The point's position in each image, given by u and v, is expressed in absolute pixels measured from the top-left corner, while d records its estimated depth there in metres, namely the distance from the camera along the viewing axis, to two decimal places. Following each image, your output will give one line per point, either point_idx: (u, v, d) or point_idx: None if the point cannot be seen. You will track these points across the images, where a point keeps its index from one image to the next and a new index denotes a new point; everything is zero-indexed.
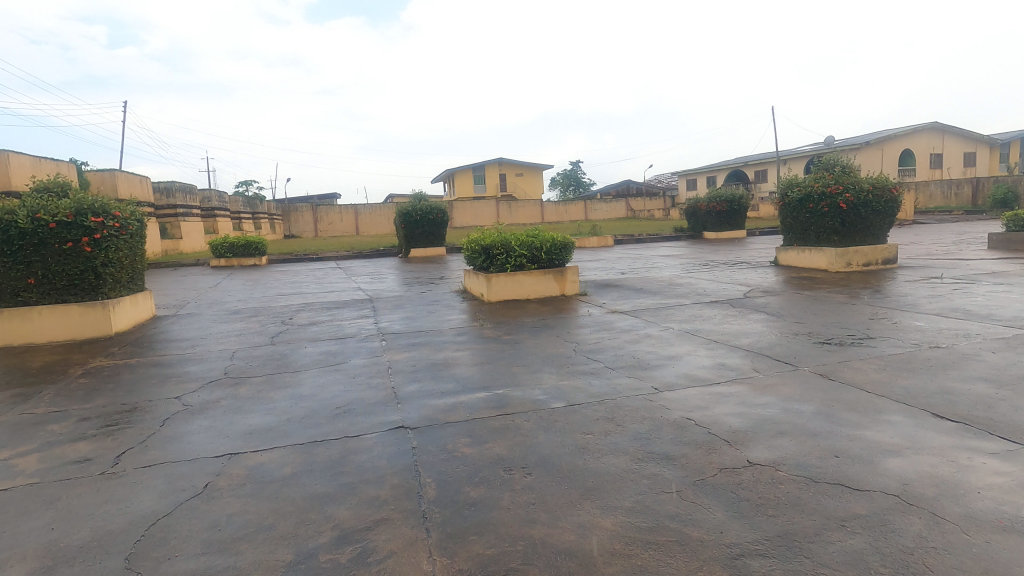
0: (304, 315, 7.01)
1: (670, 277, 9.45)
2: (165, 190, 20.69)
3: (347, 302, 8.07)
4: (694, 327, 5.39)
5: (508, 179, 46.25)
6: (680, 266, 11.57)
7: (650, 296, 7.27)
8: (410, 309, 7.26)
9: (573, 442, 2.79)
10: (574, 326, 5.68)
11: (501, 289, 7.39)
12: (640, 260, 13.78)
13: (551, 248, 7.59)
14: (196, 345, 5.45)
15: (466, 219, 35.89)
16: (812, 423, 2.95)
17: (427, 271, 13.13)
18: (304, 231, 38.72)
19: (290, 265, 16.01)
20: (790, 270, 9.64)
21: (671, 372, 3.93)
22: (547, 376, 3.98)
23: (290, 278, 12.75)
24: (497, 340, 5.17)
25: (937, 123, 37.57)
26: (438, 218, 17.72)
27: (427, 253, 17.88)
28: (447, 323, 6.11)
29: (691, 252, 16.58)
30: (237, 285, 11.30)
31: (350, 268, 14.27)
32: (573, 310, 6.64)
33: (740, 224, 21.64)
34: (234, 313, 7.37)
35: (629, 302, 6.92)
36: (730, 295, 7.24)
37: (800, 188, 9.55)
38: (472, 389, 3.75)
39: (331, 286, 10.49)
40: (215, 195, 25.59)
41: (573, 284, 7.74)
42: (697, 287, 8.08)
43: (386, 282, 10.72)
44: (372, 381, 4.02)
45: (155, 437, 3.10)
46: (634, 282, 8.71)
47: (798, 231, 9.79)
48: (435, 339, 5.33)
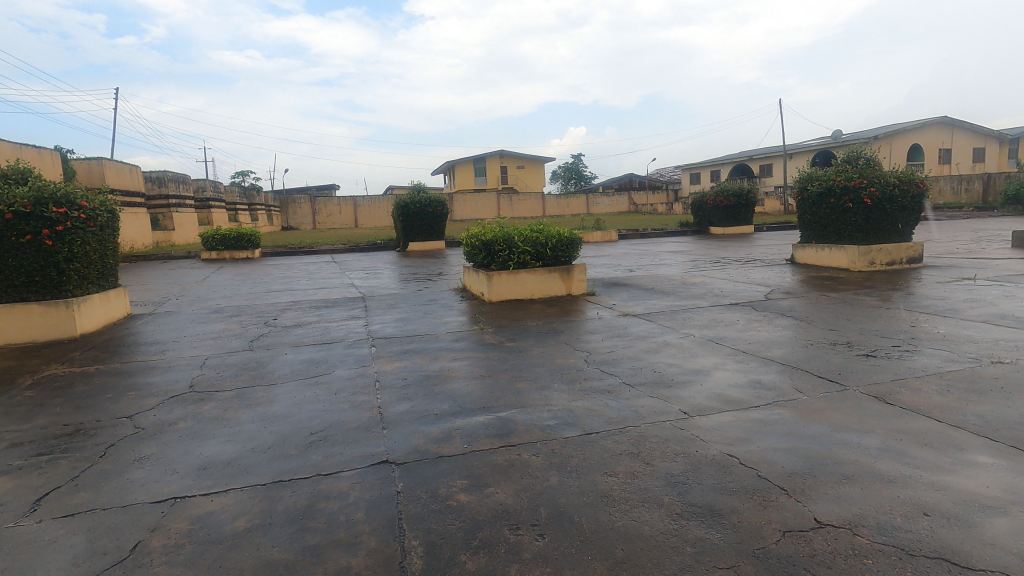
0: (290, 315, 6.50)
1: (681, 275, 8.94)
2: (157, 180, 20.12)
3: (338, 300, 7.55)
4: (717, 335, 4.88)
5: (509, 171, 45.59)
6: (690, 263, 11.05)
7: (664, 297, 6.76)
8: (405, 309, 6.75)
9: (594, 489, 2.29)
10: (583, 332, 5.16)
11: (503, 288, 6.87)
12: (647, 256, 13.26)
13: (556, 244, 7.07)
14: (166, 351, 4.94)
15: (466, 212, 35.28)
16: (882, 463, 2.44)
17: (425, 266, 12.59)
18: (302, 223, 38.13)
19: (284, 258, 15.47)
20: (808, 269, 9.12)
21: (700, 392, 3.42)
22: (556, 395, 3.47)
23: (281, 273, 12.22)
24: (498, 348, 4.66)
25: (946, 117, 36.92)
26: (437, 211, 17.18)
27: (425, 247, 17.35)
28: (444, 327, 5.60)
29: (699, 247, 16.06)
30: (225, 280, 10.79)
31: (345, 262, 13.73)
32: (581, 312, 6.13)
33: (747, 219, 21.07)
34: (215, 312, 6.86)
35: (641, 304, 6.40)
36: (749, 297, 6.72)
37: (821, 182, 9.02)
38: (470, 411, 3.24)
39: (323, 282, 9.97)
40: (210, 186, 25.05)
41: (580, 283, 7.22)
42: (712, 286, 7.57)
43: (381, 278, 10.21)
44: (356, 399, 3.52)
45: (88, 473, 2.59)
46: (644, 280, 8.20)
47: (817, 227, 9.27)
48: (430, 345, 4.82)
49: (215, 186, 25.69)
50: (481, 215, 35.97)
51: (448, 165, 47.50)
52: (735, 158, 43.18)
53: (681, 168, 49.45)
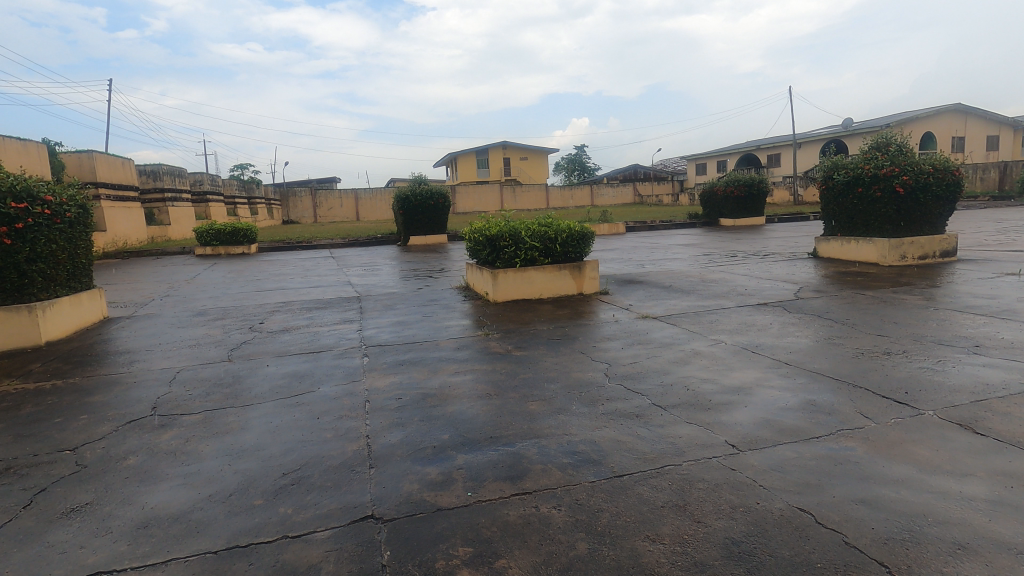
0: (279, 318, 6.00)
1: (698, 271, 8.39)
2: (151, 173, 19.60)
3: (332, 300, 7.04)
4: (751, 341, 4.35)
5: (512, 163, 44.91)
6: (705, 257, 10.49)
7: (684, 296, 6.23)
8: (404, 309, 6.24)
9: (635, 562, 1.78)
10: (599, 338, 4.64)
11: (510, 287, 6.36)
12: (657, 249, 12.73)
13: (566, 238, 6.54)
14: (136, 362, 4.44)
15: (469, 205, 34.69)
16: (1000, 524, 1.91)
17: (426, 261, 12.06)
18: (302, 216, 37.62)
19: (281, 253, 14.97)
20: (834, 264, 8.56)
21: (746, 416, 2.89)
22: (575, 420, 2.96)
23: (276, 269, 11.72)
24: (506, 358, 4.15)
25: (960, 104, 36.06)
26: (439, 203, 16.65)
27: (427, 241, 16.83)
28: (445, 332, 5.08)
29: (710, 240, 15.50)
30: (217, 278, 10.30)
31: (343, 258, 13.22)
32: (594, 314, 5.60)
33: (759, 210, 20.46)
34: (199, 315, 6.36)
35: (660, 304, 5.87)
36: (776, 295, 6.19)
37: (847, 170, 8.45)
38: (474, 442, 2.73)
39: (319, 279, 9.46)
40: (207, 179, 24.58)
41: (592, 281, 6.68)
42: (734, 283, 7.04)
43: (380, 276, 9.68)
44: (341, 425, 3.00)
45: (4, 532, 2.10)
46: (660, 277, 7.67)
47: (843, 219, 8.70)
48: (429, 355, 4.31)
49: (213, 179, 25.16)
50: (484, 208, 35.38)
51: (451, 156, 46.84)
52: (742, 148, 42.39)
53: (687, 158, 48.69)
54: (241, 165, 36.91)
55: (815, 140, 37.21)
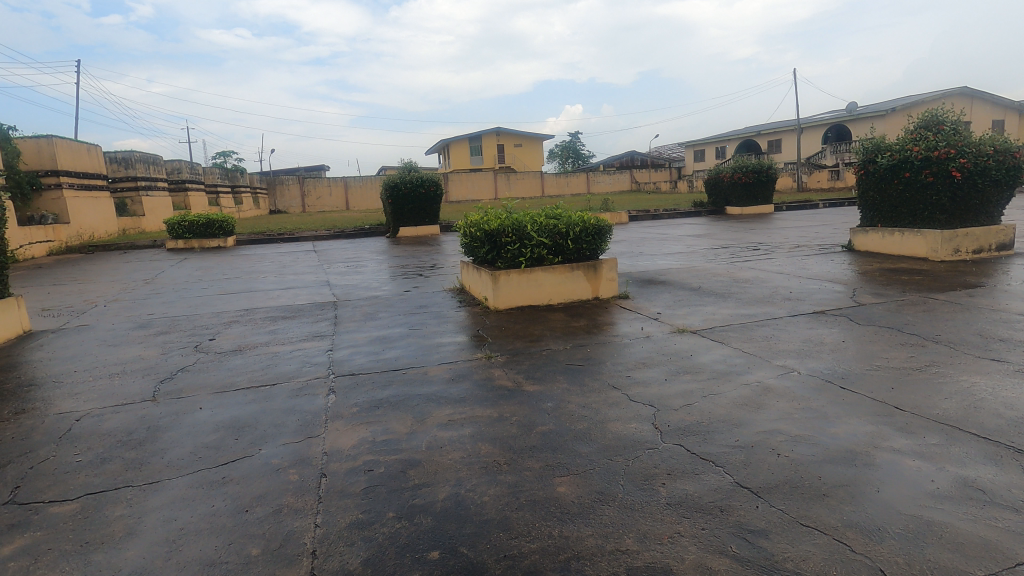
0: (237, 331, 4.99)
1: (723, 268, 7.41)
2: (123, 161, 18.44)
3: (304, 306, 6.01)
4: (829, 369, 3.37)
5: (506, 150, 43.66)
6: (724, 251, 9.53)
7: (721, 302, 5.24)
8: (389, 319, 5.24)
9: None
10: (631, 363, 3.64)
11: (513, 292, 5.36)
12: (667, 241, 11.76)
13: (579, 233, 5.53)
14: (33, 400, 3.42)
15: (462, 192, 33.53)
16: None
17: (416, 256, 11.01)
18: (290, 206, 36.35)
19: (260, 247, 13.88)
20: (875, 258, 7.61)
21: (887, 512, 1.92)
22: (629, 517, 1.97)
23: (251, 265, 10.67)
24: (515, 397, 3.15)
25: (966, 88, 35.15)
26: (430, 191, 15.57)
27: (418, 232, 15.75)
28: (436, 353, 4.08)
29: (720, 230, 14.52)
30: (181, 276, 9.21)
31: (326, 252, 12.16)
32: (617, 326, 4.61)
33: (767, 198, 19.51)
34: (141, 326, 5.33)
35: (696, 314, 4.88)
36: (830, 300, 5.22)
37: (892, 153, 7.49)
38: (479, 570, 1.74)
39: (294, 278, 8.41)
40: (186, 166, 23.37)
41: (609, 284, 5.68)
42: (773, 283, 6.07)
43: (363, 274, 8.65)
44: (278, 529, 2.00)
45: None
46: (684, 277, 6.68)
47: (886, 208, 7.73)
48: (414, 392, 3.31)
49: (192, 167, 23.90)
50: (478, 196, 34.24)
51: (443, 143, 45.51)
52: (742, 134, 41.32)
53: (685, 146, 47.59)
54: (225, 152, 35.48)
55: (817, 125, 36.21)
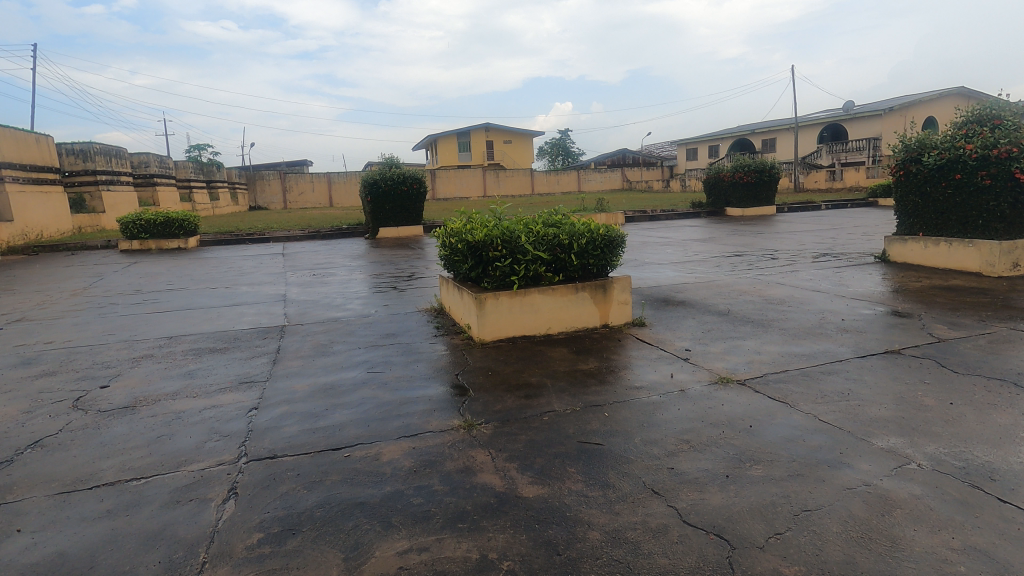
0: (145, 373, 3.85)
1: (747, 282, 6.38)
2: (81, 153, 17.14)
3: (244, 331, 4.86)
4: (961, 457, 2.34)
5: (495, 146, 42.49)
6: (738, 259, 8.53)
7: (763, 334, 4.19)
8: (345, 354, 4.12)
9: None
10: (671, 441, 2.57)
11: (504, 320, 4.29)
12: (671, 247, 10.74)
13: (585, 245, 4.46)
14: None
15: (450, 189, 32.33)
16: None
17: (394, 262, 9.88)
18: (270, 202, 34.89)
19: (224, 249, 12.66)
20: (917, 272, 6.64)
21: None
22: None
23: (208, 270, 9.48)
24: (505, 513, 2.07)
25: (963, 88, 34.72)
26: (413, 189, 14.45)
27: (399, 232, 14.60)
28: (396, 418, 2.96)
29: (724, 234, 13.53)
30: (120, 284, 7.99)
31: (295, 256, 10.98)
32: (638, 372, 3.54)
33: (769, 198, 18.64)
34: (25, 361, 4.15)
35: (736, 353, 3.82)
36: (897, 332, 4.20)
37: (940, 151, 6.55)
38: None
39: (248, 290, 7.23)
40: (154, 159, 21.98)
41: (621, 308, 4.61)
42: (815, 306, 5.04)
43: (330, 285, 7.50)
44: None
45: None
46: (705, 295, 5.64)
47: (930, 214, 6.77)
48: (354, 498, 2.20)
49: (160, 160, 22.48)
50: (466, 193, 33.05)
51: (430, 138, 44.21)
52: (736, 132, 40.65)
53: (676, 144, 46.82)
54: (200, 145, 33.86)
55: (813, 124, 35.54)
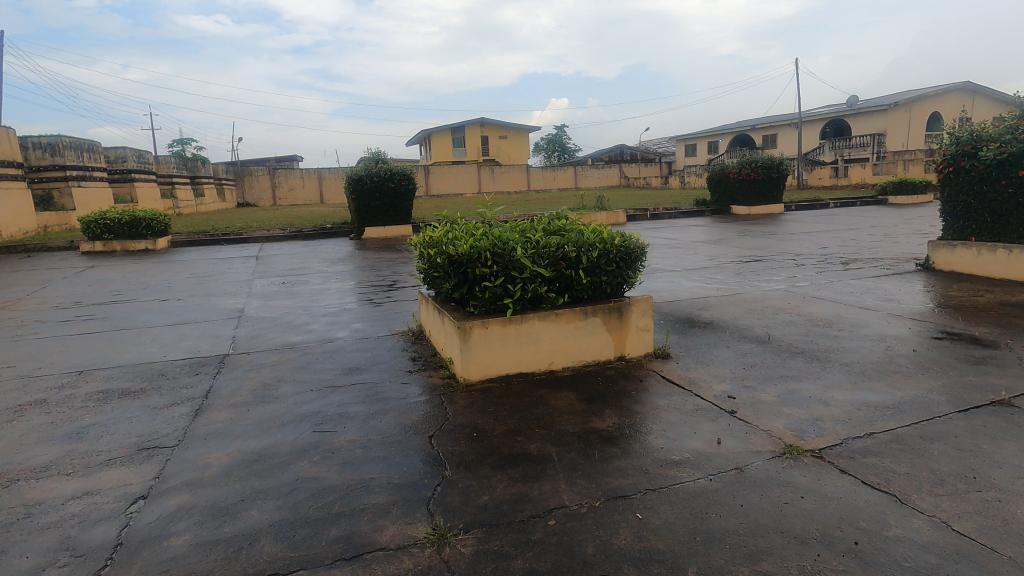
0: (21, 430, 2.92)
1: (779, 296, 5.50)
2: (49, 147, 16.15)
3: (174, 362, 3.93)
4: None
5: (490, 141, 41.51)
6: (758, 265, 7.66)
7: (824, 375, 3.30)
8: (290, 402, 3.20)
9: None
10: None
11: (494, 354, 3.39)
12: (681, 249, 9.86)
13: (597, 259, 3.56)
14: None
15: (444, 186, 31.42)
16: None
17: (376, 267, 8.95)
18: (259, 198, 33.83)
19: (196, 251, 11.72)
20: (971, 283, 5.79)
21: None
22: None
23: (169, 276, 8.54)
24: None
25: (969, 82, 34.01)
26: (401, 186, 13.53)
27: (387, 232, 13.66)
28: (336, 519, 2.06)
29: (734, 234, 12.68)
30: (61, 294, 7.05)
31: (270, 260, 10.05)
32: (673, 434, 2.65)
33: (776, 196, 17.82)
34: None
35: (795, 404, 2.93)
36: (991, 370, 3.32)
37: (1001, 143, 5.68)
38: None
39: (203, 302, 6.30)
40: (132, 154, 20.98)
41: (640, 336, 3.72)
42: (874, 331, 4.16)
43: (299, 295, 6.59)
44: None
45: None
46: (735, 315, 4.75)
47: (986, 215, 5.92)
48: None
49: (139, 155, 21.46)
50: (460, 189, 32.12)
51: (423, 133, 43.17)
52: (736, 128, 39.86)
53: (675, 140, 45.98)
54: (184, 139, 32.81)
55: (816, 119, 34.74)
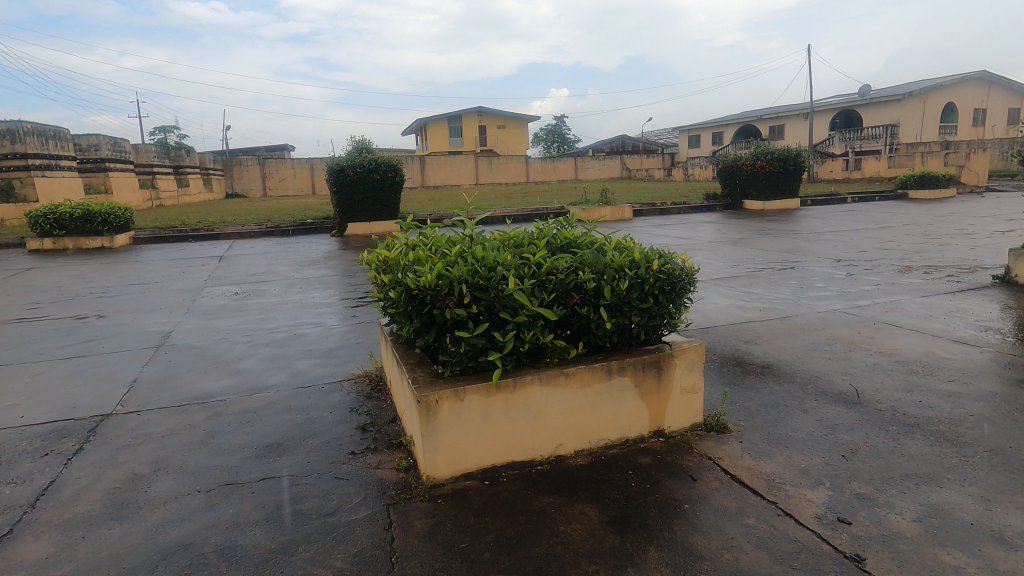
0: None
1: (842, 322, 4.38)
2: (8, 133, 14.97)
3: (27, 430, 2.79)
4: None
5: (488, 130, 40.19)
6: (796, 273, 6.53)
7: (975, 476, 2.17)
8: (154, 521, 2.06)
9: None
10: None
11: (473, 439, 2.26)
12: (699, 252, 8.73)
13: (625, 291, 2.43)
14: None
15: (440, 177, 30.25)
16: None
17: (352, 271, 7.79)
18: (248, 188, 32.56)
19: (159, 249, 10.56)
20: None
21: None
22: None
23: (111, 281, 7.39)
24: None
25: (984, 71, 32.82)
26: (387, 178, 12.37)
27: (371, 229, 12.50)
28: None
29: (753, 233, 11.53)
30: None
31: (235, 262, 8.90)
32: None
33: (792, 190, 16.68)
34: None
35: (955, 543, 1.81)
36: None
37: None
38: None
39: (130, 320, 5.16)
40: (106, 141, 19.76)
41: (686, 400, 2.60)
42: (999, 384, 3.04)
43: (250, 311, 5.45)
44: None
45: None
46: (797, 354, 3.60)
47: None
48: None
49: (115, 142, 20.21)
50: (457, 180, 30.92)
51: (419, 123, 41.86)
52: (742, 119, 38.62)
53: (678, 131, 44.75)
54: (168, 127, 31.51)
55: (825, 110, 33.55)
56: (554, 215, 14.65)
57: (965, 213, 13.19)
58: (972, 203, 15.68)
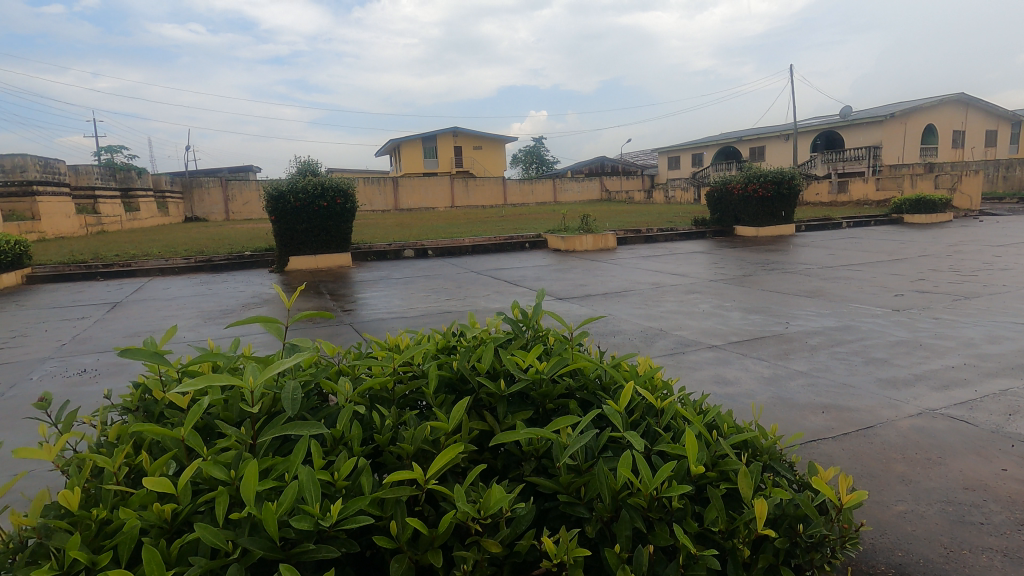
0: None
1: (960, 441, 2.82)
2: None
3: None
4: None
5: (463, 152, 38.92)
6: (837, 333, 5.01)
7: None
8: None
9: None
10: None
11: None
12: (702, 295, 7.21)
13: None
14: None
15: (414, 200, 28.76)
16: None
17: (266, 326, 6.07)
18: (209, 212, 30.55)
19: (51, 292, 8.67)
20: None
21: None
22: None
23: None
24: None
25: (962, 94, 32.71)
26: (335, 204, 10.66)
27: (316, 263, 10.76)
28: None
29: (755, 267, 10.10)
30: None
31: (129, 312, 7.09)
32: None
33: (785, 216, 15.47)
34: None
35: None
36: None
37: None
38: None
39: None
40: (34, 162, 17.70)
41: None
42: None
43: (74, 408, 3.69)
44: None
45: None
46: (941, 540, 2.02)
47: None
48: None
49: (45, 164, 18.17)
50: (431, 203, 29.38)
51: (393, 144, 40.43)
52: (722, 140, 38.00)
53: (658, 152, 44.06)
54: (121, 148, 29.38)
55: (807, 132, 33.03)
56: (530, 243, 13.14)
57: (979, 241, 12.01)
58: (977, 228, 14.61)
